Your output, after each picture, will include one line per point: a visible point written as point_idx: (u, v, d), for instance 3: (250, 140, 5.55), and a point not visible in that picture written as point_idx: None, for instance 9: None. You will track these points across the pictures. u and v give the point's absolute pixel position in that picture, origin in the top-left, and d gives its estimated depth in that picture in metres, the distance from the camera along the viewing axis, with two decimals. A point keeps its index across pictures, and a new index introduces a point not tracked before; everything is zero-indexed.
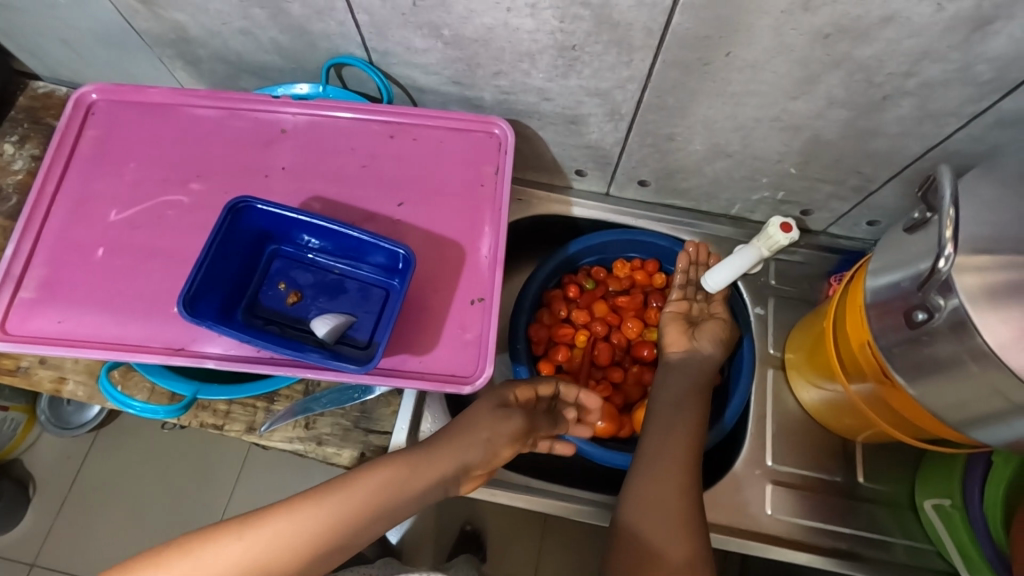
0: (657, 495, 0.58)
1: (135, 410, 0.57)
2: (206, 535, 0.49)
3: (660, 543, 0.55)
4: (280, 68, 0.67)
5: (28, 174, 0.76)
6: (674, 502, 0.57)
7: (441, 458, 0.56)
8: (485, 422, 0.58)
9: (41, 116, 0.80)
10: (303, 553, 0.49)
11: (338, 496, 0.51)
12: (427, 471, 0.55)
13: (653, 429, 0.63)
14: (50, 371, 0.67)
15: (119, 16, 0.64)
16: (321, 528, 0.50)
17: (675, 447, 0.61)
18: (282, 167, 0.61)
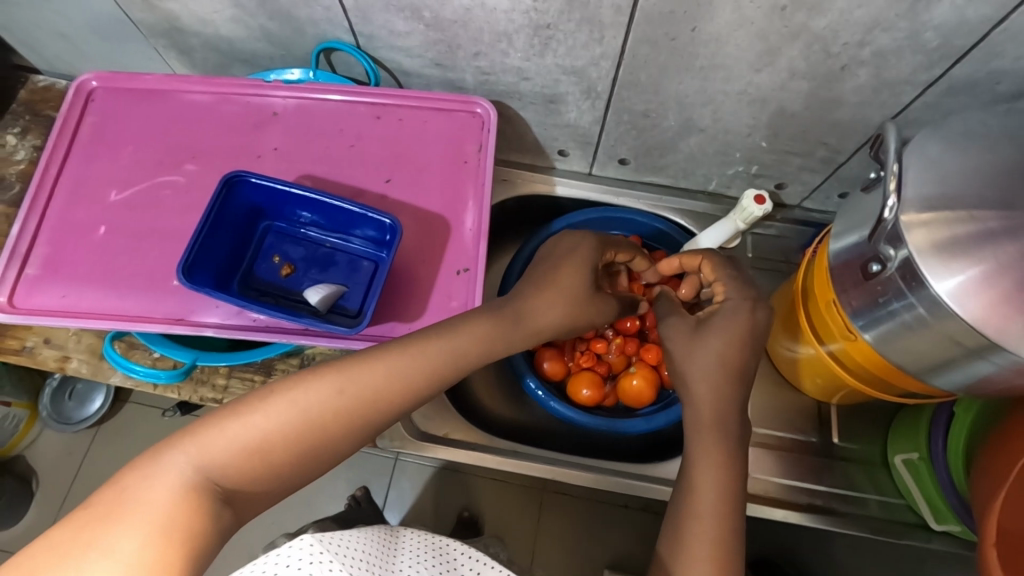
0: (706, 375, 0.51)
1: (138, 374, 0.59)
2: (288, 380, 0.44)
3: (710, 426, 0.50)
4: (271, 55, 0.70)
5: (30, 164, 0.79)
6: (733, 363, 0.51)
7: (527, 307, 0.54)
8: (584, 274, 0.56)
9: (40, 108, 0.82)
10: (397, 396, 0.46)
11: (427, 345, 0.49)
12: (513, 318, 0.53)
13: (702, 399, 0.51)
14: (54, 350, 0.70)
15: (115, 7, 0.67)
16: (412, 372, 0.47)
17: (730, 324, 0.52)
18: (275, 148, 0.64)
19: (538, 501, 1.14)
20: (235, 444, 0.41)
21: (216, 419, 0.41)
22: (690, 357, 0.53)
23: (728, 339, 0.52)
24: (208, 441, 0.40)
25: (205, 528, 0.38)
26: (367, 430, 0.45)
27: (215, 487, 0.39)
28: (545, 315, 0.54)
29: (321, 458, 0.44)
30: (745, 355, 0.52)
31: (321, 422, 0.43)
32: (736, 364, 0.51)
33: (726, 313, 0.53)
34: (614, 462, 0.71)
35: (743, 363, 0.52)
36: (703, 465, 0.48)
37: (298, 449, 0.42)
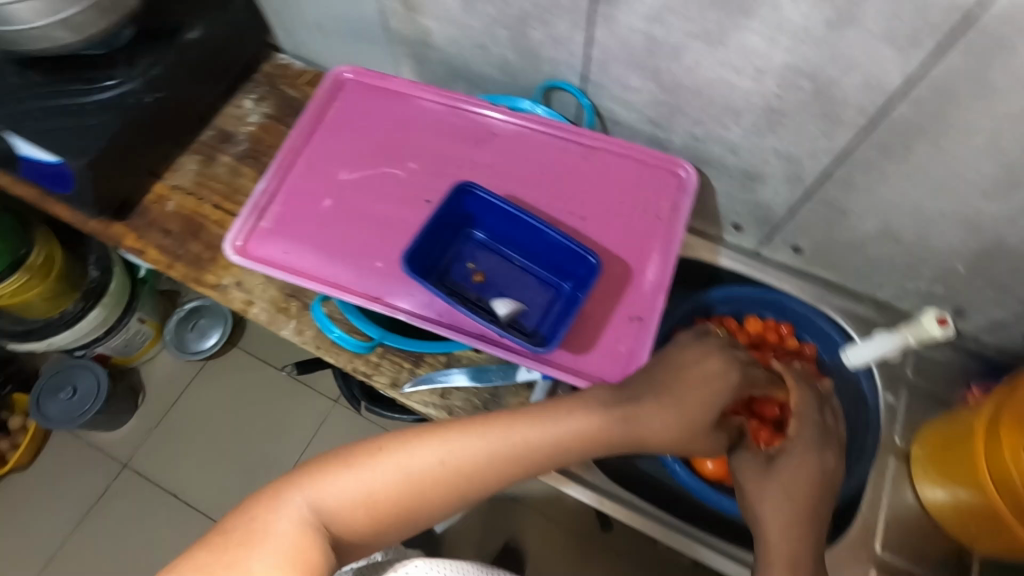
0: (782, 517, 0.52)
1: (333, 335, 0.72)
2: (399, 440, 0.48)
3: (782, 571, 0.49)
4: (497, 81, 0.77)
5: (259, 128, 0.90)
6: (805, 511, 0.52)
7: (639, 412, 0.52)
8: (700, 388, 0.52)
9: (277, 82, 0.94)
10: (497, 467, 0.49)
11: (532, 429, 0.51)
12: (619, 417, 0.52)
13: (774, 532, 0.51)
14: (242, 294, 0.79)
15: (379, 15, 0.76)
16: (513, 451, 0.50)
17: (803, 472, 0.54)
18: (487, 166, 0.70)
19: (582, 566, 1.11)
20: (345, 494, 0.46)
21: (334, 467, 0.46)
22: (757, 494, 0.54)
23: (799, 484, 0.53)
24: (325, 488, 0.45)
25: (322, 563, 0.43)
26: (460, 497, 0.49)
27: (326, 530, 0.45)
28: (656, 430, 0.51)
29: (418, 516, 0.48)
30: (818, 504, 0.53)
31: (424, 484, 0.48)
32: (807, 515, 0.52)
33: (799, 461, 0.54)
34: (708, 533, 0.72)
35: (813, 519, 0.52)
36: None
37: (398, 507, 0.47)
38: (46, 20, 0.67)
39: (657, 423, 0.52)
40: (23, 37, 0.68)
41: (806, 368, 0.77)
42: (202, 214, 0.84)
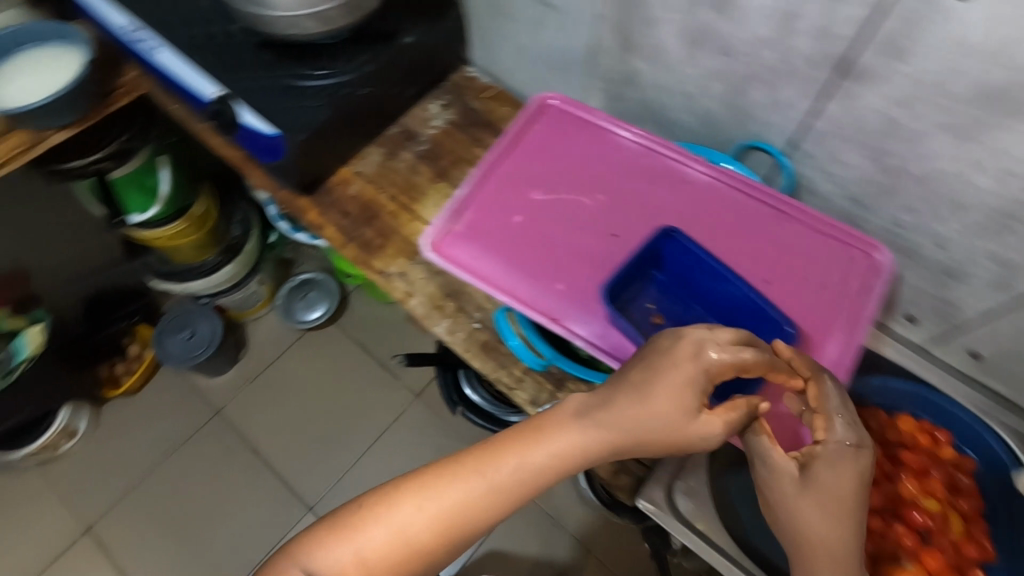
0: (815, 522, 0.52)
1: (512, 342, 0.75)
2: (379, 505, 0.55)
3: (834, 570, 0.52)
4: (690, 130, 0.78)
5: (441, 132, 0.95)
6: (845, 520, 0.51)
7: (602, 429, 0.54)
8: (678, 407, 0.52)
9: (463, 91, 0.99)
10: (479, 491, 0.54)
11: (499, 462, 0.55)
12: (609, 430, 0.54)
13: (810, 531, 0.52)
14: (404, 285, 0.83)
15: (589, 49, 0.80)
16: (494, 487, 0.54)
17: (832, 477, 0.52)
18: (676, 212, 0.71)
19: None
20: (340, 564, 0.53)
21: (320, 541, 0.53)
22: (792, 506, 0.53)
23: (840, 490, 0.52)
24: (320, 560, 0.53)
25: None
26: (458, 532, 0.54)
27: None
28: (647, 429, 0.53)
29: (420, 565, 0.54)
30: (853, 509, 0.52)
31: (415, 531, 0.53)
32: (848, 525, 0.51)
33: (812, 454, 0.54)
34: None
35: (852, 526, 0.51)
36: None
37: (394, 563, 0.53)
38: (303, 11, 0.75)
39: (649, 427, 0.53)
40: (279, 21, 0.76)
41: (961, 482, 0.74)
42: (379, 204, 0.89)
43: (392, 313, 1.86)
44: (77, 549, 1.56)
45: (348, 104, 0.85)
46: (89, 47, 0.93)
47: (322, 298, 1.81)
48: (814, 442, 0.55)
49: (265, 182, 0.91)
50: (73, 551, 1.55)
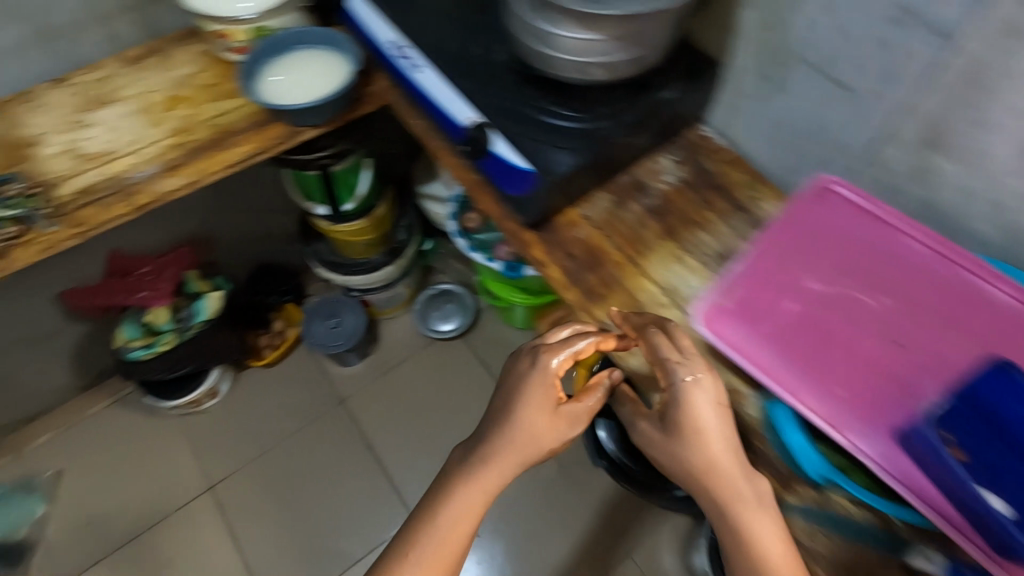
0: (698, 454, 0.65)
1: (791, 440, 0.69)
2: None
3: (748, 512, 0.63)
4: (983, 240, 0.71)
5: (672, 189, 0.93)
6: (709, 447, 0.65)
7: (512, 449, 0.71)
8: (542, 415, 0.72)
9: (697, 150, 0.97)
10: (470, 508, 0.70)
11: (465, 487, 0.71)
12: (518, 454, 0.71)
13: (738, 507, 0.64)
14: (626, 341, 0.81)
15: (877, 137, 0.75)
16: (467, 507, 0.70)
17: (680, 409, 0.66)
18: (973, 333, 0.66)
19: None
20: None
21: None
22: (664, 443, 0.68)
23: (691, 420, 0.66)
24: None
25: None
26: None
27: None
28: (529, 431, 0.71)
29: None
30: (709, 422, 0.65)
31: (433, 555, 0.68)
32: (699, 442, 0.65)
33: (670, 396, 0.67)
34: None
35: (685, 441, 0.66)
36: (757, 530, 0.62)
37: None
38: (598, 59, 0.75)
39: (533, 429, 0.71)
40: (568, 65, 0.77)
41: None
42: (604, 250, 0.88)
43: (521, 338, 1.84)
44: (197, 503, 1.64)
45: (600, 150, 0.85)
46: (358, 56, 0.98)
47: (461, 304, 1.85)
48: (665, 387, 0.68)
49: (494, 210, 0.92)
50: (195, 503, 1.63)
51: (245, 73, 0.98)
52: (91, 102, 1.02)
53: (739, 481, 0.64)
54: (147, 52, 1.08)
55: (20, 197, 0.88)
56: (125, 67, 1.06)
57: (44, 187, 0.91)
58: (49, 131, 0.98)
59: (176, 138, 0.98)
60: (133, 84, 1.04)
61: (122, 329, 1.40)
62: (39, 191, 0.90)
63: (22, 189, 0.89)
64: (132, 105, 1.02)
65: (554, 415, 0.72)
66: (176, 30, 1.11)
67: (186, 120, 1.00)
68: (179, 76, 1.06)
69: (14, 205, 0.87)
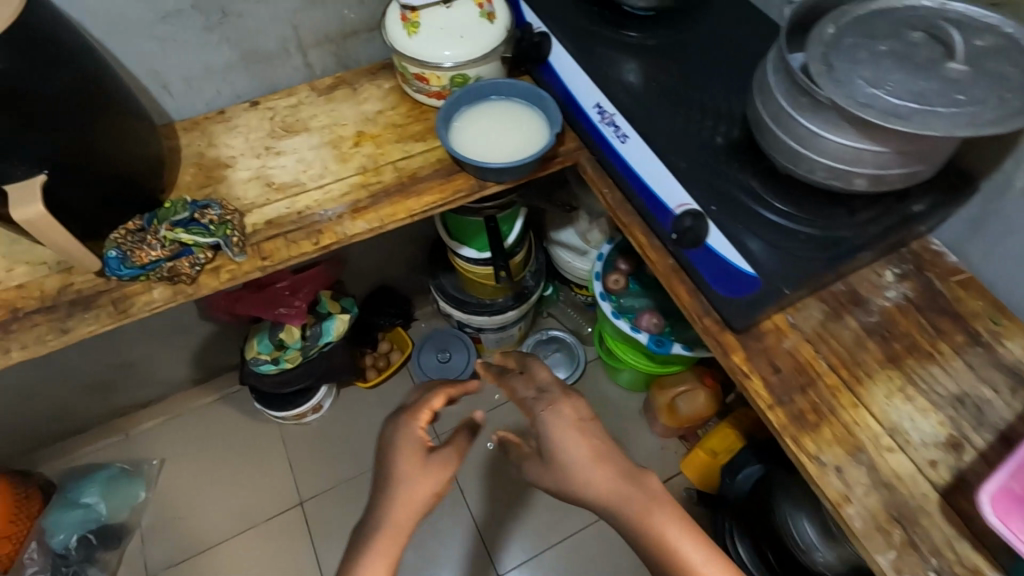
0: (586, 480, 0.66)
1: None
2: None
3: (675, 537, 0.61)
4: None
5: (896, 308, 0.82)
6: (617, 487, 0.65)
7: (395, 500, 0.63)
8: (415, 463, 0.65)
9: (925, 266, 0.85)
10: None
11: (371, 554, 0.61)
12: (390, 495, 0.64)
13: (605, 494, 0.65)
14: (842, 485, 0.71)
15: None
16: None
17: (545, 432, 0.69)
18: None
19: None
20: None
21: None
22: (550, 471, 0.68)
23: (567, 422, 0.69)
24: None
25: None
26: None
27: None
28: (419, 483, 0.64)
29: None
30: (630, 488, 0.64)
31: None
32: (572, 453, 0.67)
33: (545, 437, 0.69)
34: None
35: (561, 452, 0.67)
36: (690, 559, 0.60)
37: None
38: (871, 170, 0.66)
39: (427, 480, 0.65)
40: (829, 168, 0.67)
41: None
42: (816, 370, 0.78)
43: (629, 401, 1.73)
44: (284, 517, 1.62)
45: (835, 260, 0.75)
46: (558, 117, 0.93)
47: (570, 355, 1.76)
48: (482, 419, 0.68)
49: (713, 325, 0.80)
50: (285, 516, 1.62)
51: (440, 122, 0.94)
52: (283, 128, 1.02)
53: (655, 516, 0.62)
54: (339, 83, 1.08)
55: (213, 221, 0.87)
56: (317, 96, 1.06)
57: (234, 212, 0.90)
58: (242, 154, 0.99)
59: (363, 177, 0.96)
60: (323, 114, 1.04)
61: (256, 341, 1.41)
62: (229, 215, 0.89)
63: (216, 214, 0.88)
64: (322, 137, 1.01)
65: (428, 462, 0.65)
66: (369, 64, 1.11)
67: (373, 159, 0.98)
68: (367, 111, 1.05)
69: (207, 230, 0.86)
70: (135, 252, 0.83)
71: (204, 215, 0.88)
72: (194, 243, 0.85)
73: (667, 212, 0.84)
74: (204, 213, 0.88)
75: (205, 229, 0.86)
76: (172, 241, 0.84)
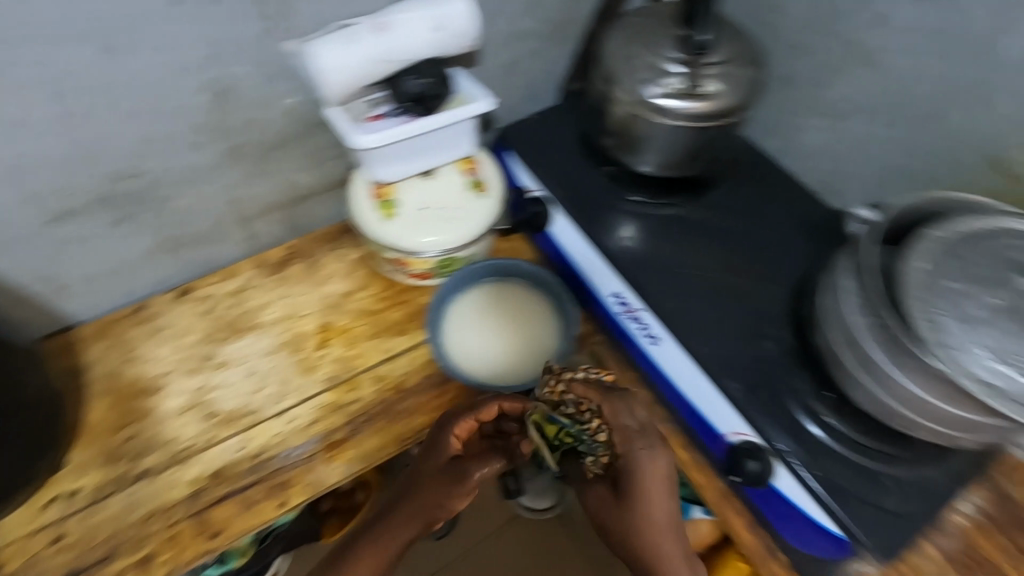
0: (621, 519, 0.64)
1: None
2: None
3: (636, 492, 0.64)
4: None
5: (974, 527, 0.72)
6: (636, 517, 0.63)
7: (441, 469, 0.70)
8: (445, 453, 0.71)
9: (1007, 476, 0.75)
10: (394, 542, 0.69)
11: (383, 527, 0.70)
12: (425, 471, 0.71)
13: (647, 481, 0.63)
14: None
15: None
16: (422, 497, 0.70)
17: (627, 475, 0.64)
18: None
19: None
20: None
21: None
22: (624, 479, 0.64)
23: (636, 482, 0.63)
24: None
25: None
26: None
27: None
28: (440, 488, 0.69)
29: None
30: (660, 496, 0.64)
31: None
32: (649, 486, 0.63)
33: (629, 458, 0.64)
34: None
35: (604, 512, 0.67)
36: (644, 501, 0.63)
37: None
38: (961, 433, 0.56)
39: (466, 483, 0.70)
40: (931, 431, 0.58)
41: None
42: None
43: None
44: None
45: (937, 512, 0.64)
46: (561, 288, 0.80)
47: None
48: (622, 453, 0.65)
49: (689, 459, 0.75)
50: None
51: (433, 326, 0.80)
52: (225, 326, 0.82)
53: (637, 493, 0.63)
54: (292, 257, 0.88)
55: (565, 435, 0.67)
56: (266, 277, 0.86)
57: (624, 407, 0.65)
58: (174, 370, 0.78)
59: (337, 393, 0.77)
60: (276, 302, 0.84)
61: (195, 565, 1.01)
62: (591, 457, 0.67)
63: (606, 438, 0.65)
64: (277, 336, 0.81)
65: (468, 481, 0.70)
66: (328, 227, 0.92)
67: (346, 365, 0.79)
68: (331, 294, 0.86)
69: (569, 429, 0.67)
70: (458, 414, 0.72)
71: (595, 424, 0.65)
72: (545, 420, 0.68)
73: (720, 438, 0.71)
74: (597, 416, 0.65)
75: (549, 437, 0.68)
76: (532, 407, 0.70)
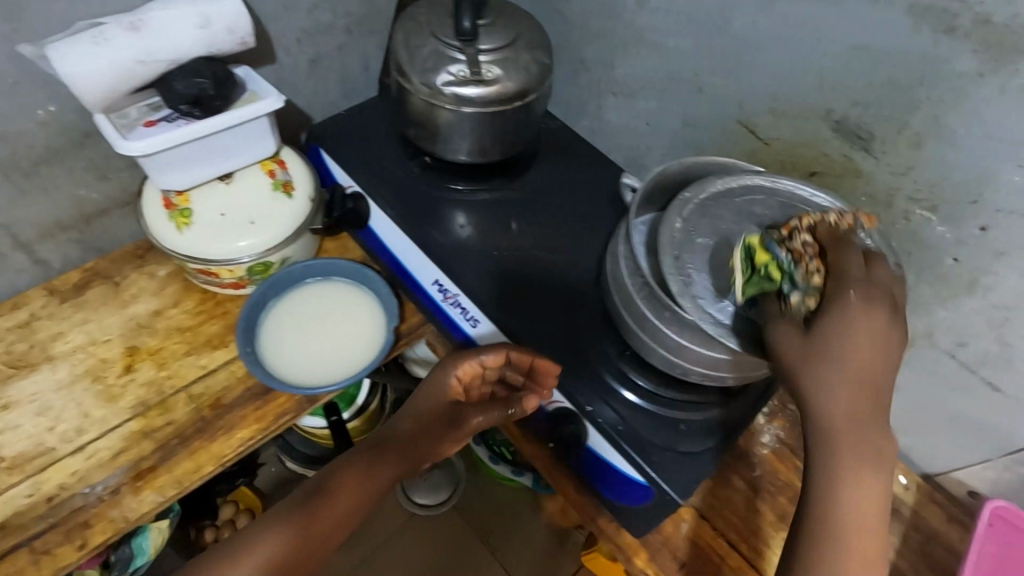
0: (823, 387, 0.44)
1: None
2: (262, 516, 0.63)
3: (846, 367, 0.44)
4: None
5: (773, 454, 0.80)
6: (830, 376, 0.44)
7: (448, 399, 0.75)
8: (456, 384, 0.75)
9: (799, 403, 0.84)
10: (382, 467, 0.69)
11: (374, 450, 0.70)
12: (440, 400, 0.75)
13: (842, 319, 0.45)
14: None
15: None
16: (426, 422, 0.74)
17: (831, 321, 0.45)
18: None
19: None
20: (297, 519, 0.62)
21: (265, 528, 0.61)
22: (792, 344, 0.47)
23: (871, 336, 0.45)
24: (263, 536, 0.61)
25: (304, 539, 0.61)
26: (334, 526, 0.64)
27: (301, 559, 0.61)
28: (452, 414, 0.75)
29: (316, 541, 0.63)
30: (881, 336, 0.45)
31: (328, 502, 0.64)
32: (858, 341, 0.45)
33: (847, 300, 0.46)
34: None
35: (780, 357, 0.47)
36: (835, 356, 0.44)
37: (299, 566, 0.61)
38: (709, 369, 0.63)
39: (483, 411, 0.75)
40: (703, 373, 0.64)
41: None
42: (720, 553, 0.74)
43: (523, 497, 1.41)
44: None
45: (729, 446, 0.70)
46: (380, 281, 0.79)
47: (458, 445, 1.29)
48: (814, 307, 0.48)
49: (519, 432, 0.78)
50: None
51: (242, 337, 0.75)
52: (10, 363, 0.74)
53: (819, 365, 0.45)
54: (92, 279, 0.82)
55: (775, 268, 0.50)
56: (59, 305, 0.79)
57: (865, 295, 0.46)
58: None
59: (144, 420, 0.72)
60: (73, 330, 0.77)
61: None
62: (805, 277, 0.48)
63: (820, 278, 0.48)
64: (74, 367, 0.75)
65: (474, 419, 0.75)
66: (133, 244, 0.85)
67: (155, 389, 0.74)
68: (137, 315, 0.80)
69: (777, 261, 0.50)
70: (458, 357, 0.73)
71: (811, 262, 0.49)
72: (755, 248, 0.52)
73: (540, 409, 0.74)
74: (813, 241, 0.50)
75: (752, 264, 0.52)
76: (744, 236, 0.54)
